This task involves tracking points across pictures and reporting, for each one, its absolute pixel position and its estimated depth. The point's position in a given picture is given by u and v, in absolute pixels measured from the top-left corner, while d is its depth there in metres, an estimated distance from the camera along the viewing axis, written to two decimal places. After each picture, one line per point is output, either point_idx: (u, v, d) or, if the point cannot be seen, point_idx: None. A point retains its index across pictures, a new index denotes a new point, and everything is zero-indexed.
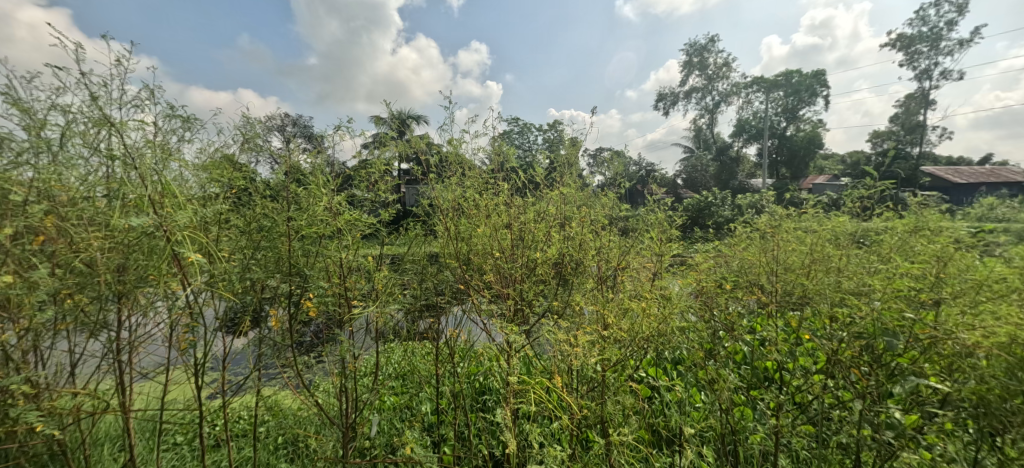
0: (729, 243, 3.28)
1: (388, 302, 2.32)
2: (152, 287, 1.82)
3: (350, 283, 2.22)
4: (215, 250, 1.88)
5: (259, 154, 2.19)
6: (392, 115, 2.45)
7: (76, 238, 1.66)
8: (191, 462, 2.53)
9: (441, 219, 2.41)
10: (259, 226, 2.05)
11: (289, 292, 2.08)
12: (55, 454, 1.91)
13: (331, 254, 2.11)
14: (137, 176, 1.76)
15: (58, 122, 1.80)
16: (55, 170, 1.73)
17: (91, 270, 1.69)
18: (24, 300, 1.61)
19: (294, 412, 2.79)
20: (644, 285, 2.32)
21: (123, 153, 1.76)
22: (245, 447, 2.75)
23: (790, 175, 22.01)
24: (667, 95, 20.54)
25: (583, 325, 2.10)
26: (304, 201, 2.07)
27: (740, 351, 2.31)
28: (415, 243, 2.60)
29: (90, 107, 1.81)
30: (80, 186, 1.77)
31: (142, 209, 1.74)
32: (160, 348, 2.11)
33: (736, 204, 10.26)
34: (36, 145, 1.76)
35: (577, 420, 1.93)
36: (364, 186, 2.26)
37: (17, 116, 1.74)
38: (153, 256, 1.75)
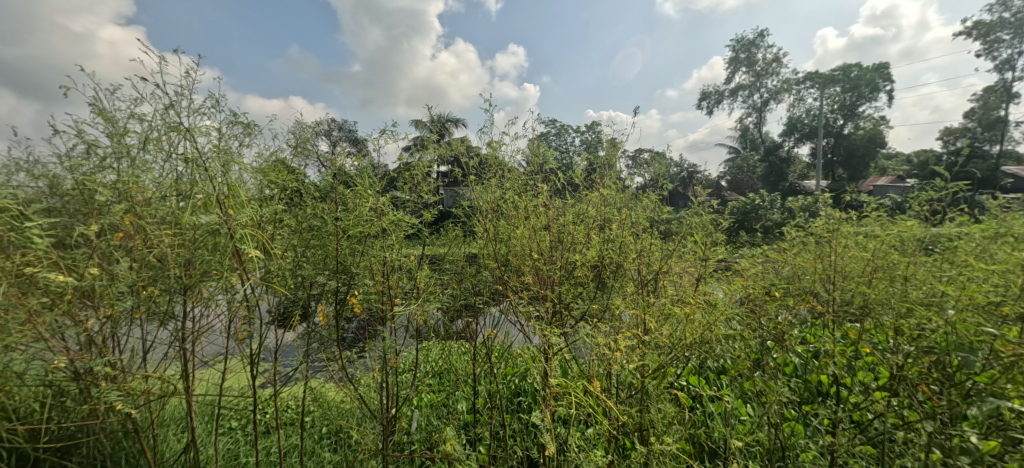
0: (778, 248, 3.12)
1: (428, 300, 2.37)
2: (215, 281, 1.97)
3: (393, 281, 2.29)
4: (271, 247, 1.99)
5: (309, 157, 2.30)
6: (433, 118, 2.51)
7: (150, 235, 1.82)
8: (245, 446, 2.70)
9: (480, 220, 2.45)
10: (309, 225, 2.15)
11: (336, 288, 2.18)
12: (130, 432, 2.08)
13: (376, 253, 2.19)
14: (207, 179, 1.90)
15: (136, 129, 1.97)
16: (134, 173, 1.90)
17: (162, 265, 1.86)
18: (108, 291, 1.77)
19: (338, 404, 2.91)
20: (686, 290, 2.24)
21: (194, 158, 1.90)
22: (293, 435, 2.91)
23: (848, 176, 20.67)
24: (712, 93, 19.66)
25: (622, 330, 2.07)
26: (351, 201, 2.16)
27: (789, 362, 2.20)
28: (454, 244, 2.68)
29: (164, 115, 1.96)
30: (154, 188, 1.93)
31: (209, 207, 1.87)
32: (220, 337, 2.24)
33: (786, 207, 9.74)
34: (117, 150, 1.94)
35: (615, 426, 1.90)
36: (407, 188, 2.32)
37: (102, 124, 1.92)
38: (217, 253, 1.89)
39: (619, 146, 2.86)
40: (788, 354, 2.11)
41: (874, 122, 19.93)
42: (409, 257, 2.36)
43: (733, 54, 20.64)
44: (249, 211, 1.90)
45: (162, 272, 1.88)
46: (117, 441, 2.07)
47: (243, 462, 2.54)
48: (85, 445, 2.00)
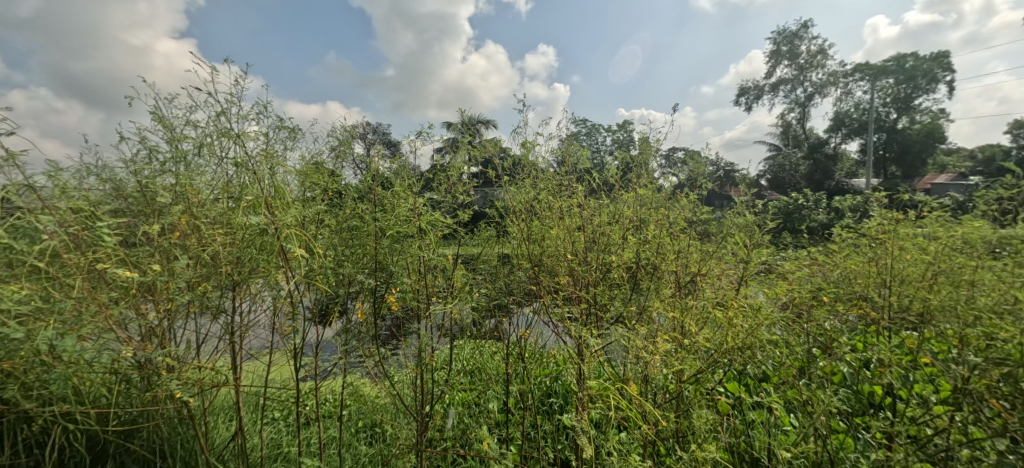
0: (826, 250, 2.97)
1: (463, 299, 2.40)
2: (262, 278, 2.07)
3: (429, 280, 2.33)
4: (314, 246, 2.07)
5: (350, 159, 2.37)
6: (465, 121, 2.55)
7: (205, 233, 1.93)
8: (287, 436, 2.82)
9: (514, 220, 2.45)
10: (349, 225, 2.22)
11: (375, 287, 2.24)
12: (184, 419, 2.20)
13: (413, 253, 2.24)
14: (255, 181, 2.00)
15: (191, 135, 2.10)
16: (190, 177, 2.03)
17: (215, 262, 1.97)
18: (166, 286, 1.89)
19: (374, 399, 3.00)
20: (726, 293, 2.17)
21: (244, 161, 2.01)
22: (331, 428, 3.01)
23: (902, 173, 19.44)
24: (751, 89, 18.91)
25: (658, 332, 2.03)
26: (389, 202, 2.22)
27: (837, 371, 2.10)
28: (488, 244, 2.71)
29: (216, 121, 2.08)
30: (208, 190, 2.05)
31: (257, 208, 1.97)
32: (266, 332, 2.35)
33: (832, 206, 9.26)
34: (175, 155, 2.07)
35: (653, 432, 1.85)
36: (442, 189, 2.37)
37: (161, 131, 2.05)
38: (265, 251, 2.00)
39: (657, 145, 2.79)
40: (836, 362, 2.01)
41: (933, 115, 18.62)
42: (444, 256, 2.40)
43: (775, 47, 19.79)
44: (293, 211, 1.99)
45: (215, 270, 1.98)
46: (173, 427, 2.19)
47: (286, 452, 2.66)
48: (144, 430, 2.12)
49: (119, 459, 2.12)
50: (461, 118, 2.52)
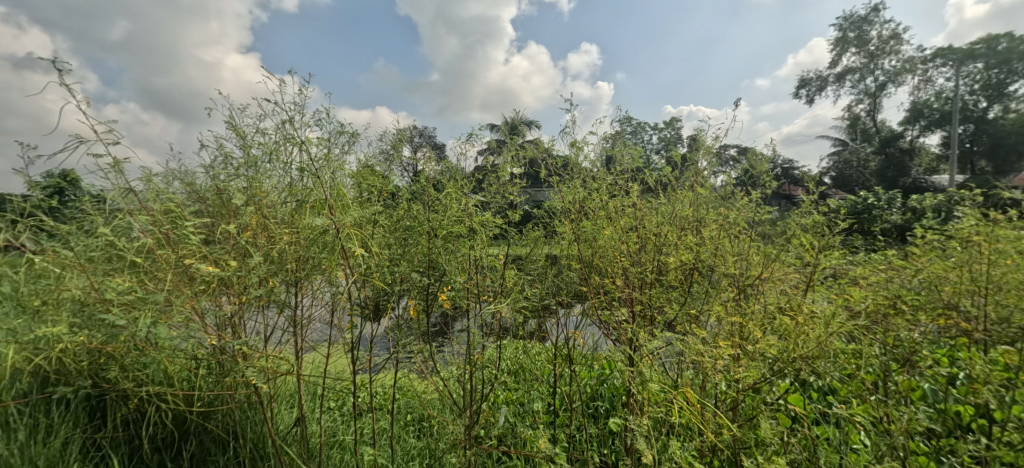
0: (905, 253, 2.72)
1: (512, 299, 2.42)
2: (325, 274, 2.19)
3: (479, 279, 2.37)
4: (371, 246, 2.16)
5: (405, 161, 2.46)
6: (504, 123, 2.67)
7: (274, 233, 2.07)
8: (342, 426, 2.95)
9: (564, 220, 2.44)
10: (403, 225, 2.29)
11: (428, 285, 2.30)
12: (254, 403, 2.36)
13: (464, 253, 2.28)
14: (320, 183, 2.11)
15: (260, 142, 2.25)
16: (260, 180, 2.18)
17: (283, 260, 2.10)
18: (241, 281, 2.05)
19: (422, 393, 3.07)
20: (790, 299, 2.04)
21: (309, 165, 2.13)
22: (382, 419, 3.12)
23: (993, 168, 17.47)
24: (813, 80, 17.69)
25: (715, 338, 1.94)
26: (441, 203, 2.28)
27: (918, 386, 1.92)
28: (536, 244, 2.70)
29: (283, 129, 2.22)
30: (276, 193, 2.20)
31: (321, 210, 2.08)
32: (326, 326, 2.47)
33: (909, 206, 8.46)
34: (248, 160, 2.24)
35: (713, 441, 1.78)
36: (492, 189, 2.39)
37: (235, 138, 2.22)
38: (327, 250, 2.11)
39: (714, 140, 2.65)
40: (917, 376, 1.84)
41: None
42: (493, 256, 2.43)
43: (841, 33, 18.38)
44: (353, 212, 2.09)
45: (282, 267, 2.12)
46: (244, 411, 2.35)
47: (342, 440, 2.78)
48: (219, 412, 2.30)
49: (199, 437, 2.31)
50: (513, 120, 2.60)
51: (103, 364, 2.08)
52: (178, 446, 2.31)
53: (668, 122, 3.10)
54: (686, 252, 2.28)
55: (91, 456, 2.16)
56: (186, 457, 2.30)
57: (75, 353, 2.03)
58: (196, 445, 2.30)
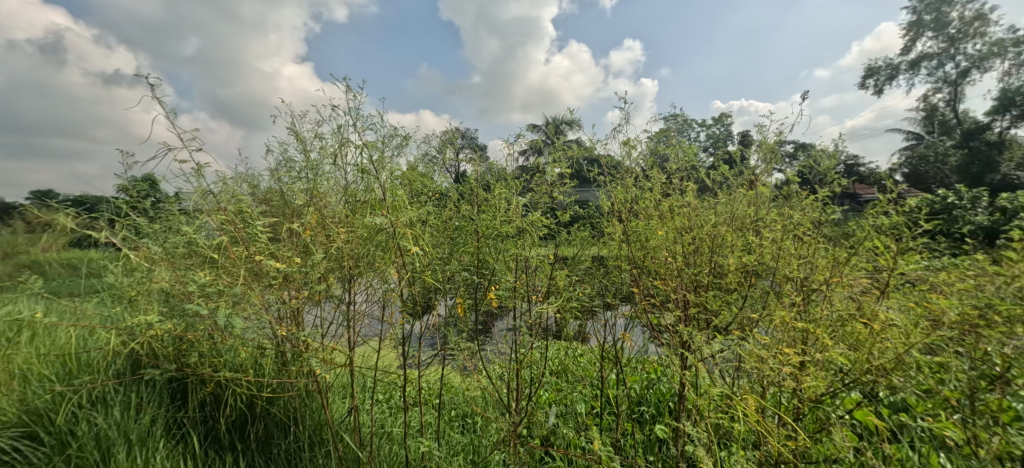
0: (998, 258, 2.45)
1: (558, 299, 2.40)
2: (378, 272, 2.27)
3: (526, 279, 2.38)
4: (423, 245, 2.22)
5: (455, 162, 2.54)
6: (547, 122, 2.70)
7: (333, 231, 2.17)
8: (390, 418, 3.06)
9: (613, 220, 2.40)
10: (453, 225, 2.34)
11: (478, 283, 2.34)
12: (312, 392, 2.48)
13: (512, 252, 2.30)
14: (378, 185, 2.20)
15: (319, 146, 2.38)
16: (320, 182, 2.30)
17: (341, 257, 2.20)
18: (304, 277, 2.17)
19: (466, 390, 3.13)
20: (860, 306, 1.90)
21: (366, 167, 2.23)
22: (429, 413, 3.20)
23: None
24: (883, 69, 16.34)
25: (777, 345, 1.84)
26: (491, 204, 2.31)
27: (1016, 406, 1.72)
28: (584, 244, 2.67)
29: (341, 133, 2.33)
30: (336, 194, 2.32)
31: (378, 210, 2.17)
32: (377, 321, 2.54)
33: (998, 205, 7.63)
34: (308, 163, 2.37)
35: (777, 453, 1.68)
36: (540, 189, 2.40)
37: (298, 143, 2.36)
38: (382, 248, 2.20)
39: (778, 133, 2.31)
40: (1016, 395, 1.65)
41: None
42: (540, 256, 2.43)
43: (915, 16, 16.85)
44: (407, 212, 2.16)
45: (340, 264, 2.22)
46: (303, 399, 2.48)
47: (390, 432, 2.87)
48: (282, 399, 2.44)
49: (263, 421, 2.47)
50: (558, 120, 2.60)
51: (184, 350, 2.29)
52: (246, 428, 2.49)
53: (719, 117, 2.95)
54: (743, 254, 2.17)
55: (173, 433, 2.37)
56: (252, 439, 2.47)
57: (161, 339, 2.24)
58: (261, 429, 2.46)
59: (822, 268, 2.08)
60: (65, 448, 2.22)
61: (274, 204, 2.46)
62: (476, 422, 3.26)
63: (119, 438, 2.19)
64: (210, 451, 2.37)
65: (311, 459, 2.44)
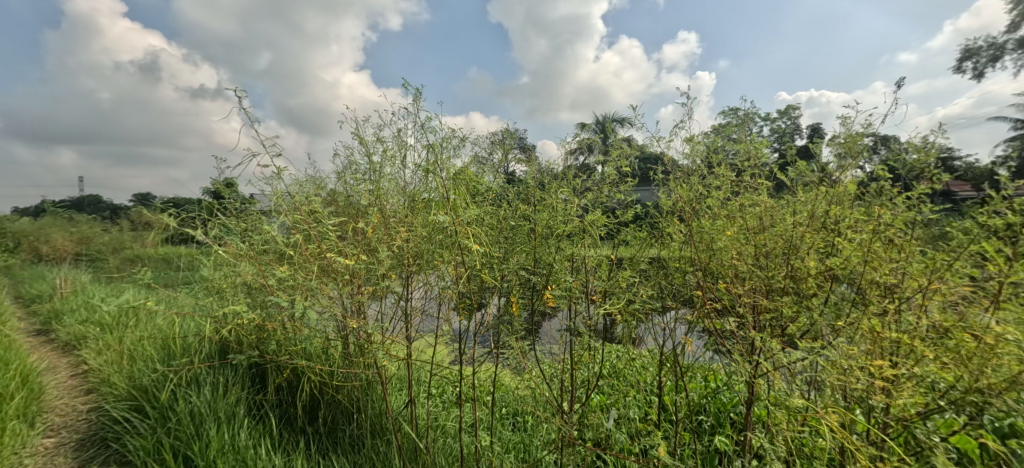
0: None
1: (616, 301, 2.36)
2: (436, 269, 2.34)
3: (582, 279, 2.35)
4: (481, 243, 2.26)
5: (510, 162, 2.58)
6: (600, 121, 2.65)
7: (396, 229, 2.27)
8: (443, 412, 3.15)
9: (673, 220, 2.32)
10: (510, 224, 2.37)
11: (534, 282, 2.35)
12: (374, 383, 2.60)
13: (569, 253, 2.29)
14: (439, 185, 2.26)
15: (381, 149, 2.49)
16: (384, 184, 2.41)
17: (403, 255, 2.29)
18: (368, 273, 2.26)
19: (516, 389, 3.15)
20: (963, 317, 1.70)
21: (427, 168, 2.30)
22: (481, 410, 3.25)
23: None
24: (982, 52, 14.56)
25: (864, 356, 1.69)
26: (547, 204, 2.32)
27: None
28: (642, 245, 2.59)
29: (401, 136, 2.42)
30: (398, 195, 2.42)
31: (439, 209, 2.24)
32: (432, 317, 2.61)
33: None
34: (371, 166, 2.48)
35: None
36: (596, 190, 2.36)
37: (362, 147, 2.49)
38: (443, 247, 2.26)
39: (867, 125, 2.01)
40: None
41: None
42: (597, 256, 2.39)
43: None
44: (467, 211, 2.20)
45: (400, 261, 2.27)
46: (366, 390, 2.60)
47: (444, 425, 2.95)
48: (347, 387, 2.58)
49: (331, 408, 2.63)
50: (612, 119, 2.53)
51: (265, 338, 2.49)
52: (316, 413, 2.66)
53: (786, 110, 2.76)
54: (823, 256, 2.01)
55: (254, 413, 2.59)
56: (321, 423, 2.63)
57: (245, 328, 2.45)
58: (329, 415, 2.62)
59: (916, 274, 1.86)
60: (166, 421, 2.49)
61: (342, 204, 2.62)
62: (527, 421, 3.29)
63: (209, 415, 2.39)
64: (285, 432, 2.54)
65: (373, 447, 2.50)
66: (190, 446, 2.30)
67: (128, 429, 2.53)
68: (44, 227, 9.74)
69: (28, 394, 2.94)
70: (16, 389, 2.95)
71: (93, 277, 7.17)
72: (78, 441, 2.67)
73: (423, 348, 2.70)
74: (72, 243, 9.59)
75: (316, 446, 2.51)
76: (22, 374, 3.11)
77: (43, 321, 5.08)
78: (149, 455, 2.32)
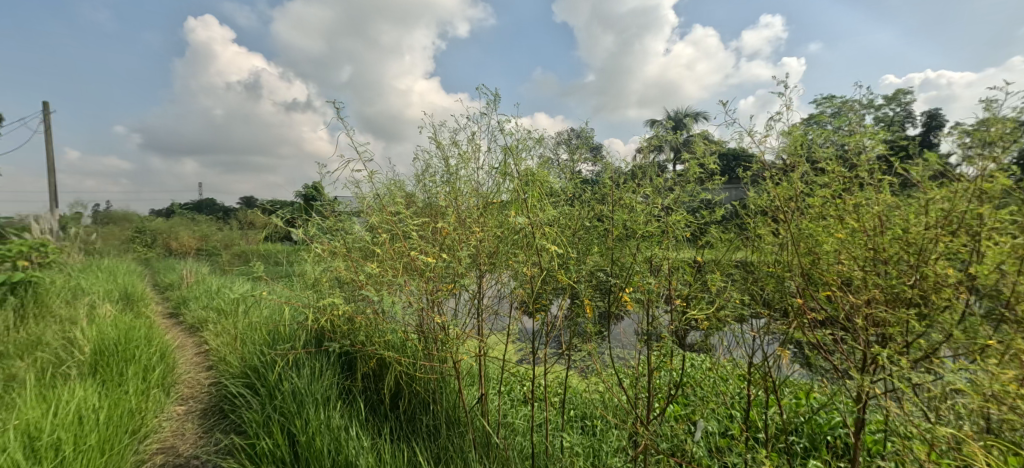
0: None
1: (700, 307, 2.22)
2: (512, 269, 2.37)
3: (664, 283, 2.25)
4: (558, 243, 2.26)
5: (583, 162, 2.53)
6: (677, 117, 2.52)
7: (474, 230, 2.33)
8: (513, 409, 3.19)
9: (767, 222, 2.14)
10: (586, 226, 2.34)
11: (610, 284, 2.29)
12: (449, 376, 2.70)
13: (650, 255, 2.21)
14: (515, 186, 2.29)
15: (456, 152, 2.57)
16: (461, 185, 2.49)
17: (481, 254, 2.34)
18: (446, 271, 2.35)
19: (586, 393, 3.10)
20: None
21: (502, 169, 2.34)
22: (550, 410, 3.25)
23: None
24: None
25: (1016, 383, 1.43)
26: (625, 203, 2.26)
27: None
28: (726, 248, 2.43)
29: (476, 139, 2.48)
30: (475, 196, 2.49)
31: (517, 209, 2.26)
32: (504, 316, 2.65)
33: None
34: (448, 167, 2.58)
35: None
36: (677, 189, 2.25)
37: (439, 151, 2.59)
38: (520, 246, 2.28)
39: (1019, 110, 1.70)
40: None
41: None
42: (680, 260, 2.28)
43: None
44: (545, 211, 2.21)
45: (478, 261, 2.33)
46: (443, 382, 2.71)
47: (514, 422, 2.99)
48: (425, 379, 2.71)
49: (411, 397, 2.77)
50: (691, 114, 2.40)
51: (355, 329, 2.69)
52: (398, 402, 2.82)
53: (898, 96, 2.44)
54: (956, 263, 1.74)
55: (345, 397, 2.81)
56: (402, 411, 2.78)
57: (338, 318, 2.66)
58: (409, 403, 2.76)
59: None
60: (273, 398, 2.78)
61: (421, 205, 2.74)
62: (596, 426, 3.24)
63: (309, 396, 2.63)
64: (372, 417, 2.72)
65: (449, 438, 2.58)
66: (293, 422, 2.54)
67: (242, 403, 2.87)
68: (173, 226, 11.30)
69: (166, 367, 3.43)
70: (157, 363, 3.46)
71: (211, 269, 8.17)
72: (203, 411, 3.07)
73: (495, 346, 2.75)
74: (195, 240, 11.01)
75: (398, 432, 2.66)
76: (161, 349, 3.64)
77: (174, 306, 5.91)
78: (261, 427, 2.61)
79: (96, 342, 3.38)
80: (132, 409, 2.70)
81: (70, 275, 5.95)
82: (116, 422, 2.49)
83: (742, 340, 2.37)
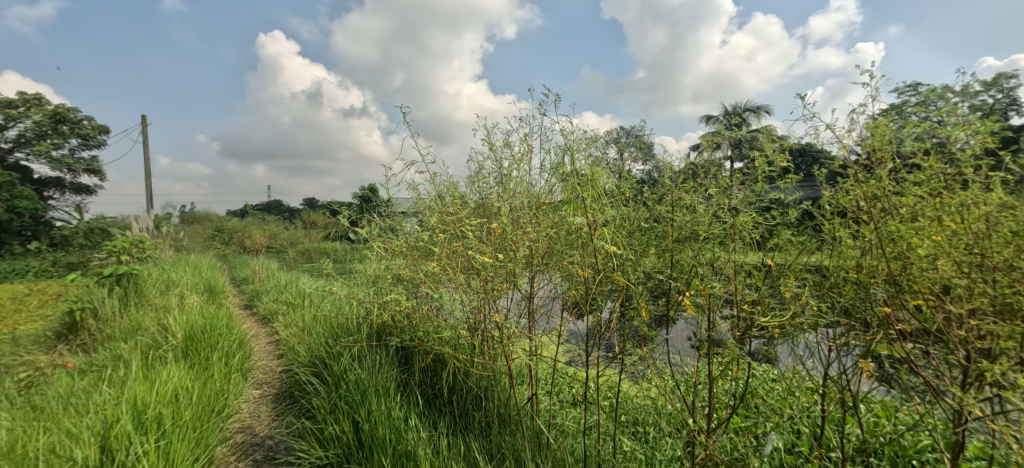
0: None
1: (769, 313, 2.09)
2: (566, 269, 2.36)
3: (728, 287, 2.15)
4: (615, 244, 2.22)
5: (639, 161, 2.47)
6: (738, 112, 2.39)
7: (530, 229, 2.35)
8: (563, 411, 3.17)
9: (846, 223, 1.98)
10: (644, 227, 2.28)
11: (669, 287, 2.22)
12: (502, 374, 2.73)
13: (712, 258, 2.11)
14: (570, 186, 2.28)
15: (510, 153, 2.59)
16: (516, 185, 2.51)
17: (537, 254, 2.35)
18: (501, 270, 2.38)
19: (639, 398, 3.03)
20: None
21: (558, 169, 2.33)
22: (601, 414, 3.21)
23: None
24: None
25: None
26: (685, 203, 2.18)
27: None
28: (796, 251, 2.28)
29: (530, 140, 2.50)
30: (530, 196, 2.50)
31: (574, 210, 2.25)
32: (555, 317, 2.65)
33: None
34: (502, 168, 2.61)
35: None
36: (741, 189, 2.14)
37: (494, 152, 2.63)
38: (575, 247, 2.26)
39: None
40: None
41: None
42: (745, 262, 2.16)
43: None
44: (603, 211, 2.17)
45: (533, 260, 2.34)
46: (496, 380, 2.74)
47: (565, 424, 2.98)
48: (479, 376, 2.76)
49: (464, 393, 2.83)
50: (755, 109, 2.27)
51: (414, 325, 2.79)
52: (452, 396, 2.90)
53: (999, 81, 2.18)
54: None
55: (404, 389, 2.93)
56: (456, 406, 2.85)
57: (398, 314, 2.77)
58: (462, 399, 2.83)
59: None
60: (338, 386, 2.95)
61: (475, 206, 2.80)
62: (649, 432, 3.15)
63: (371, 386, 2.77)
64: (428, 410, 2.82)
65: (501, 435, 2.60)
66: (357, 410, 2.68)
67: (311, 390, 3.07)
68: (248, 225, 12.26)
69: (244, 354, 3.74)
70: (237, 349, 3.77)
71: (279, 265, 8.80)
72: (276, 395, 3.32)
73: (546, 346, 2.75)
74: (266, 238, 11.87)
75: (452, 425, 2.73)
76: (240, 338, 3.96)
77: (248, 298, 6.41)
78: (328, 413, 2.79)
79: (186, 329, 3.74)
80: (217, 391, 2.96)
81: (163, 269, 6.63)
82: (204, 401, 2.74)
83: (815, 350, 2.19)
